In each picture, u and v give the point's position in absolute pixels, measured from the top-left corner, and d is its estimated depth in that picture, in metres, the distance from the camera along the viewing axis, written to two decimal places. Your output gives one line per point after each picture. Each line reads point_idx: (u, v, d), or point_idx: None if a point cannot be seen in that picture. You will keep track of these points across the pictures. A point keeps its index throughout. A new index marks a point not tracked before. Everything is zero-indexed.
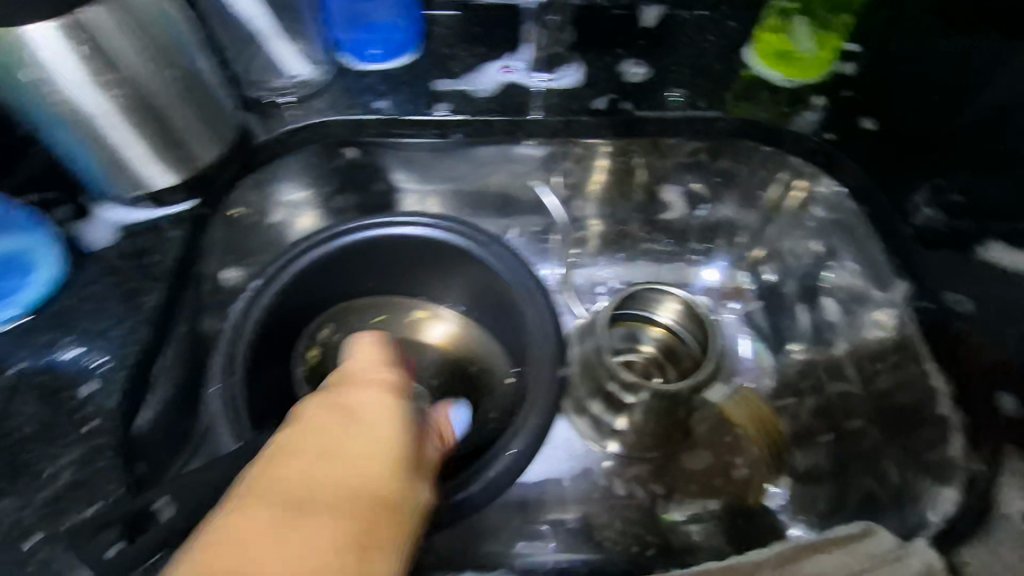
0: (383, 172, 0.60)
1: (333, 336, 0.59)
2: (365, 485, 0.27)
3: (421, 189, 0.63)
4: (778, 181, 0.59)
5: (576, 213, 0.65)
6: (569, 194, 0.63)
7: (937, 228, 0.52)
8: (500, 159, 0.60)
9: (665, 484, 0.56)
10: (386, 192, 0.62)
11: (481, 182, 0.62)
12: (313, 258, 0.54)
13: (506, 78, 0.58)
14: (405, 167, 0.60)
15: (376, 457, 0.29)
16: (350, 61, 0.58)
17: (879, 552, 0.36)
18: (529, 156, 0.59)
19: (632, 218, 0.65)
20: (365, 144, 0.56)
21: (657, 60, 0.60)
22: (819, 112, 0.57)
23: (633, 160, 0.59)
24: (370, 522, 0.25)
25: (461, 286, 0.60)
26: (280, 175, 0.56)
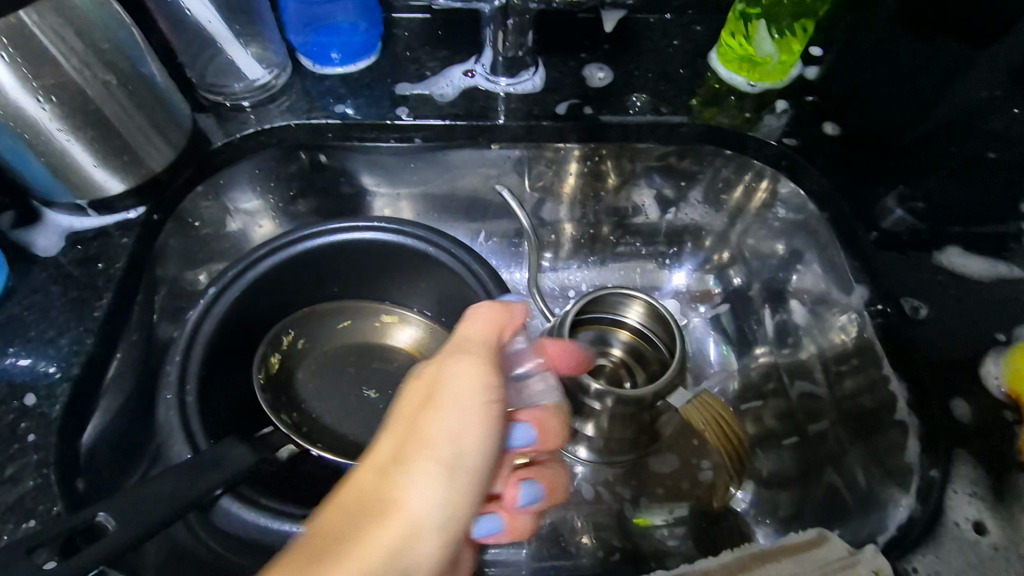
0: (348, 175, 0.59)
1: (295, 344, 0.59)
2: (416, 443, 0.31)
3: (388, 193, 0.62)
4: (742, 185, 0.59)
5: (545, 216, 0.64)
6: (537, 197, 0.63)
7: (899, 232, 0.52)
8: (472, 161, 0.59)
9: (632, 488, 0.56)
10: (354, 196, 0.62)
11: (449, 185, 0.62)
12: (271, 263, 0.54)
13: (469, 82, 0.58)
14: (371, 171, 0.60)
15: (439, 402, 0.33)
16: (311, 64, 0.57)
17: (832, 559, 0.37)
18: (499, 160, 0.59)
19: (601, 222, 0.65)
20: (331, 149, 0.56)
21: (621, 65, 0.60)
22: (782, 117, 0.58)
23: (602, 163, 0.59)
24: (410, 476, 0.29)
25: (427, 290, 0.60)
26: (239, 180, 0.55)
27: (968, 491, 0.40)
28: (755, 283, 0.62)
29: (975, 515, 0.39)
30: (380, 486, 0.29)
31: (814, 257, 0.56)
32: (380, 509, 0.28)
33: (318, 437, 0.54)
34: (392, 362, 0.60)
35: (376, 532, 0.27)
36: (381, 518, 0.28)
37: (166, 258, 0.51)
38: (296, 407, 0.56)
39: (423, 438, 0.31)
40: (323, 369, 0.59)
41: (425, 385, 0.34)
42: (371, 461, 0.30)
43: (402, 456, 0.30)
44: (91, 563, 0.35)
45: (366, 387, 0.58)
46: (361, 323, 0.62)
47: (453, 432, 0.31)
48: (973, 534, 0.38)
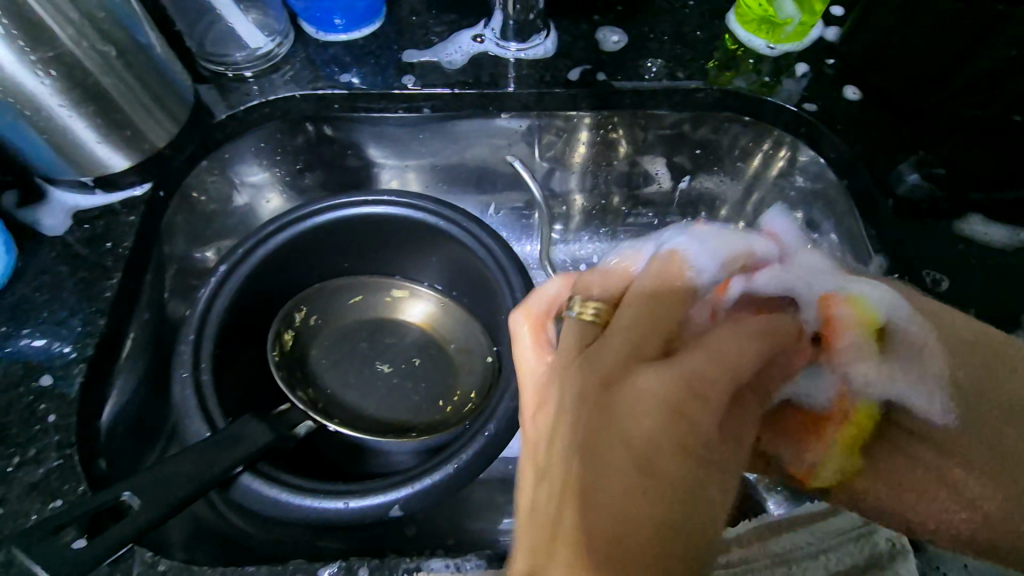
0: (355, 148, 0.58)
1: (308, 320, 0.59)
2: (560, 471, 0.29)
3: (395, 165, 0.61)
4: (760, 153, 0.57)
5: (555, 185, 0.64)
6: (547, 167, 0.62)
7: (918, 197, 0.50)
8: (476, 131, 0.58)
9: None
10: (361, 168, 0.60)
11: (458, 156, 0.61)
12: (280, 240, 0.53)
13: (477, 48, 0.56)
14: (377, 143, 0.58)
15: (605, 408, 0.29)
16: (314, 30, 0.56)
17: (846, 529, 0.40)
18: (509, 130, 0.58)
19: (611, 191, 0.64)
20: (332, 117, 0.54)
21: (635, 27, 0.57)
22: (802, 82, 0.55)
23: (614, 132, 0.57)
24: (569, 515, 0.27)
25: (439, 264, 0.60)
26: (242, 155, 0.54)
27: None
28: None
29: None
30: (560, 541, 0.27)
31: (830, 225, 0.55)
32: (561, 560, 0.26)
33: (334, 413, 0.54)
34: (406, 335, 0.62)
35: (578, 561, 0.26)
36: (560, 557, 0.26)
37: (178, 236, 0.51)
38: (311, 382, 0.56)
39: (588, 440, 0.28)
40: (336, 345, 0.60)
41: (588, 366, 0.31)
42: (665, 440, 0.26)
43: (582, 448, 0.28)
44: (119, 541, 0.35)
45: (379, 361, 0.59)
46: (372, 298, 0.63)
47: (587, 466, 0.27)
48: None
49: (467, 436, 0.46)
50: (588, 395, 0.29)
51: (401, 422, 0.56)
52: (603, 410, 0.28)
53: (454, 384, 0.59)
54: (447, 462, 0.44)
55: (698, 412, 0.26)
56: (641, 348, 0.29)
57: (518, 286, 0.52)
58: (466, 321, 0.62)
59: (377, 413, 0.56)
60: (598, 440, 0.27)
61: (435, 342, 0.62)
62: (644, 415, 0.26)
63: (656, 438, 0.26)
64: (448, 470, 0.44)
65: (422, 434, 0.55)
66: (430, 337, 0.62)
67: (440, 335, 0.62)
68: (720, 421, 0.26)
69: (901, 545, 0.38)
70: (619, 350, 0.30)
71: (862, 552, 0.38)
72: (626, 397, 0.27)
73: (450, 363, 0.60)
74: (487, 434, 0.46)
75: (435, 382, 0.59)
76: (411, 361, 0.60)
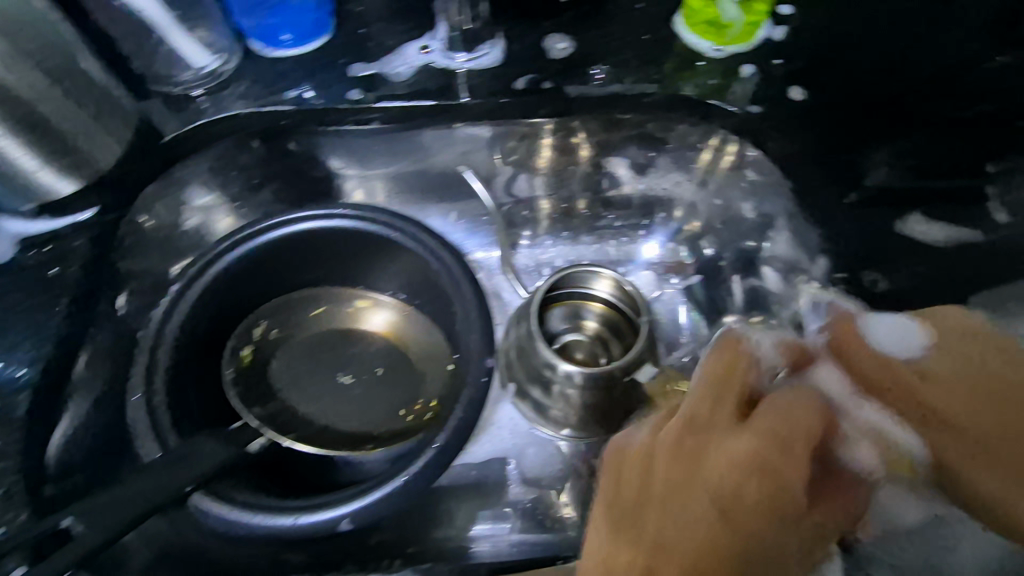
0: (315, 158, 0.57)
1: (269, 334, 0.60)
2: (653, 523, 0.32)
3: (360, 174, 0.61)
4: (708, 148, 0.57)
5: (517, 191, 0.64)
6: (511, 171, 0.62)
7: (885, 189, 0.50)
8: (440, 141, 0.58)
9: None
10: (324, 178, 0.60)
11: (419, 165, 0.61)
12: (234, 258, 0.54)
13: (423, 59, 0.56)
14: (336, 151, 0.58)
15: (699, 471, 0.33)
16: (261, 47, 0.56)
17: None
18: (471, 136, 0.58)
19: (577, 195, 0.64)
20: (292, 130, 0.54)
21: (583, 33, 0.57)
22: (749, 83, 0.55)
23: (574, 136, 0.57)
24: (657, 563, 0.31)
25: (399, 274, 0.60)
26: (192, 177, 0.54)
27: None
28: (725, 253, 0.62)
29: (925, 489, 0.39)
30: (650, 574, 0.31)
31: (784, 223, 0.55)
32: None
33: (293, 426, 0.55)
34: (370, 345, 0.62)
35: None
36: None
37: (133, 256, 0.52)
38: (271, 396, 0.56)
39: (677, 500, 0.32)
40: (298, 358, 0.60)
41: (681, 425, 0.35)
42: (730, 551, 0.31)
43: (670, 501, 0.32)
44: (63, 565, 0.37)
45: (340, 373, 0.60)
46: (335, 309, 0.63)
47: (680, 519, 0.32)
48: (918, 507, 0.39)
49: (418, 446, 0.47)
50: (677, 489, 0.33)
51: (363, 433, 0.57)
52: (683, 508, 0.32)
53: (418, 392, 0.60)
54: (397, 474, 0.45)
55: (779, 500, 0.31)
56: (721, 416, 0.34)
57: (471, 296, 0.53)
58: (428, 329, 0.63)
59: (338, 425, 0.57)
60: (670, 532, 0.32)
61: (399, 351, 0.62)
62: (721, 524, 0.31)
63: (727, 537, 0.31)
64: (399, 481, 0.45)
65: (377, 445, 0.56)
66: (393, 347, 0.62)
67: (404, 343, 0.62)
68: (788, 517, 0.31)
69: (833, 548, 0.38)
70: (689, 450, 0.34)
71: None
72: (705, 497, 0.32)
73: (414, 372, 0.61)
74: (436, 446, 0.47)
75: (399, 391, 0.60)
76: (374, 371, 0.61)
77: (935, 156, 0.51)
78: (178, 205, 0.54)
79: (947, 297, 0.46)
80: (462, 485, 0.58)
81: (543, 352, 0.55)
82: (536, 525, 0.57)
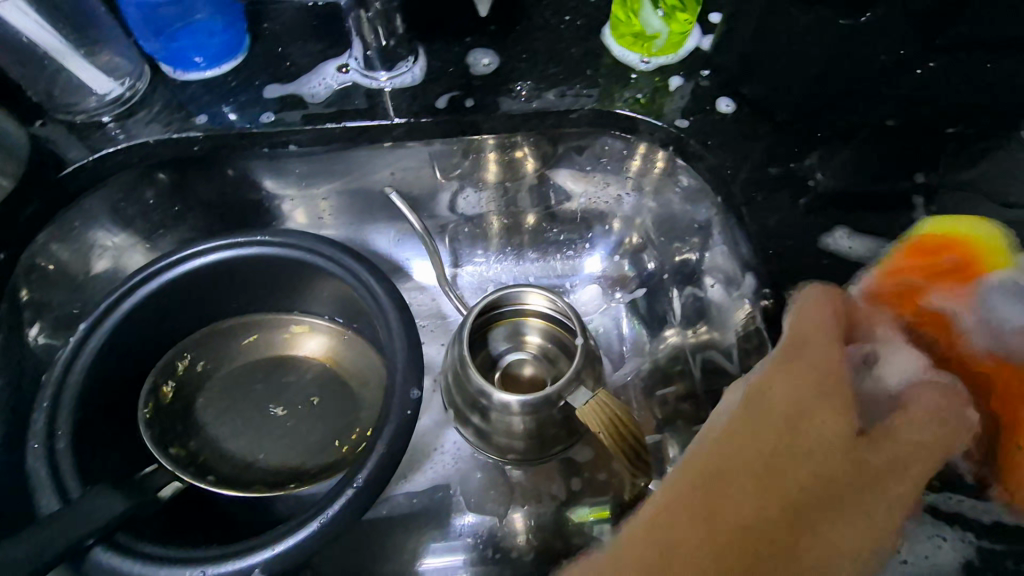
0: (250, 178, 0.58)
1: (194, 367, 0.58)
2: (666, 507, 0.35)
3: (302, 194, 0.62)
4: (638, 154, 0.57)
5: (463, 208, 0.65)
6: (456, 185, 0.62)
7: (832, 198, 0.50)
8: (372, 159, 0.59)
9: (577, 485, 0.58)
10: (259, 201, 0.61)
11: (363, 182, 0.61)
12: (147, 292, 0.51)
13: (343, 78, 0.54)
14: (273, 174, 0.59)
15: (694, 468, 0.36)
16: (172, 70, 0.54)
17: None
18: (416, 151, 0.58)
19: (526, 208, 0.65)
20: (228, 157, 0.55)
21: (508, 48, 0.56)
22: (675, 96, 0.54)
23: (518, 150, 0.59)
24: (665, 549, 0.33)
25: (329, 298, 0.58)
26: (98, 212, 0.54)
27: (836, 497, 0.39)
28: (666, 266, 0.61)
29: None
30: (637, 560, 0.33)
31: (719, 237, 0.53)
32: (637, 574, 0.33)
33: (215, 465, 0.54)
34: (305, 373, 0.60)
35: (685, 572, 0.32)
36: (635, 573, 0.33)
37: (42, 290, 0.52)
38: (194, 434, 0.55)
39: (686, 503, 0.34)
40: (227, 390, 0.58)
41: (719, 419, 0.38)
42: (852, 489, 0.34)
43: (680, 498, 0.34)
44: None
45: (272, 405, 0.58)
46: (265, 337, 0.61)
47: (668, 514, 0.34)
48: None
49: (336, 489, 0.45)
50: (765, 449, 0.35)
51: (294, 468, 0.54)
52: (788, 460, 0.34)
53: (354, 420, 0.57)
54: (312, 520, 0.43)
55: (773, 473, 0.34)
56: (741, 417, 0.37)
57: (395, 323, 0.51)
58: (365, 352, 0.60)
59: (267, 459, 0.55)
60: (732, 496, 0.34)
61: (334, 377, 0.60)
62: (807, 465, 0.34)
63: (760, 497, 0.34)
64: (313, 528, 0.43)
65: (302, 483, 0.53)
66: (328, 373, 0.60)
67: (338, 370, 0.60)
68: (813, 481, 0.34)
69: None
70: (815, 398, 0.36)
71: None
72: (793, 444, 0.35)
73: (350, 399, 0.58)
74: (356, 485, 0.44)
75: (333, 421, 0.57)
76: (309, 401, 0.58)
77: (875, 164, 0.51)
78: (90, 245, 0.54)
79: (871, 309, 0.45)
80: (408, 513, 0.57)
81: (476, 378, 0.54)
82: (486, 553, 0.55)
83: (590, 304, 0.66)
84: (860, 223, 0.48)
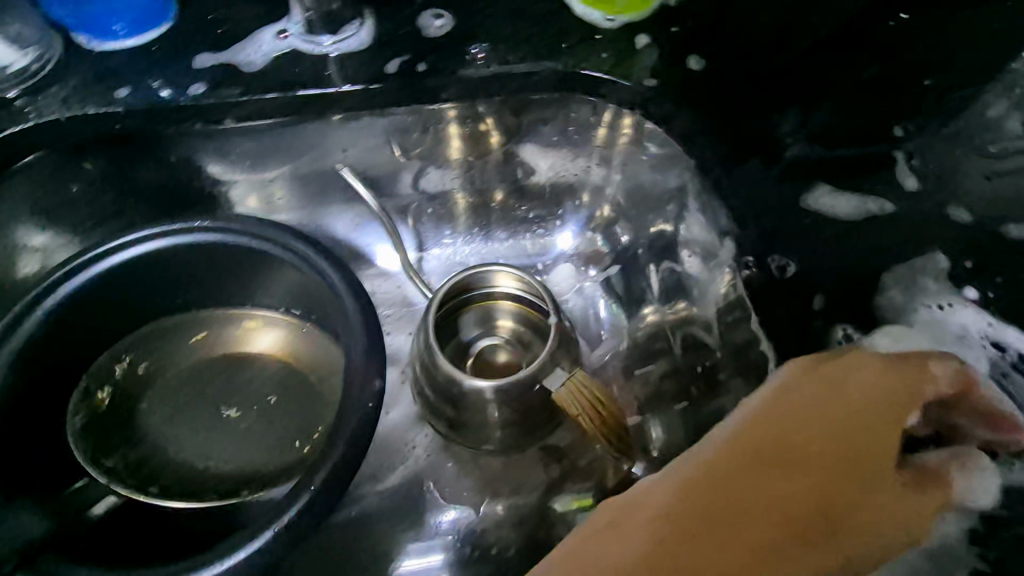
0: (188, 165, 0.53)
1: (135, 370, 0.52)
2: (648, 510, 0.33)
3: (253, 179, 0.56)
4: (604, 125, 0.53)
5: (429, 186, 0.60)
6: (417, 165, 0.58)
7: (797, 163, 0.48)
8: (322, 138, 0.54)
9: (560, 468, 0.53)
10: (198, 188, 0.55)
11: (316, 164, 0.56)
12: (72, 288, 0.46)
13: (282, 45, 0.51)
14: (212, 156, 0.53)
15: (697, 484, 0.33)
16: (88, 40, 0.49)
17: None
18: (371, 128, 0.54)
19: (494, 185, 0.60)
20: (158, 139, 0.50)
21: (462, 11, 0.53)
22: (645, 54, 0.51)
23: (483, 123, 0.54)
24: (614, 549, 0.32)
25: (279, 287, 0.53)
26: (17, 204, 0.48)
27: None
28: (642, 239, 0.58)
29: None
30: None
31: (696, 204, 0.50)
32: None
33: (162, 476, 0.49)
34: (260, 371, 0.55)
35: None
36: None
37: None
38: (137, 443, 0.50)
39: (683, 535, 0.31)
40: (171, 394, 0.53)
41: (761, 437, 0.34)
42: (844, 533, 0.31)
43: (687, 535, 0.32)
44: None
45: (224, 405, 0.52)
46: (215, 334, 0.55)
47: (637, 544, 0.32)
48: None
49: (295, 490, 0.41)
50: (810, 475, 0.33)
51: (249, 473, 0.49)
52: (826, 469, 0.33)
53: (314, 419, 0.52)
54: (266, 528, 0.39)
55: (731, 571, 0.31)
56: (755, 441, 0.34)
57: (351, 309, 0.47)
58: (323, 345, 0.55)
59: (217, 466, 0.50)
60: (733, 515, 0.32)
61: (291, 373, 0.54)
62: (847, 433, 0.33)
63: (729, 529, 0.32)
64: (268, 536, 0.39)
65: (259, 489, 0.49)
66: (284, 368, 0.54)
67: (295, 364, 0.55)
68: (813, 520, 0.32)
69: None
70: (864, 376, 0.35)
71: None
72: (805, 441, 0.34)
73: (308, 395, 0.53)
74: (316, 487, 0.41)
75: (290, 422, 0.52)
76: (266, 401, 0.53)
77: (846, 126, 0.49)
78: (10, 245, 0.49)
79: (851, 266, 0.43)
80: (382, 515, 0.53)
81: (444, 365, 0.50)
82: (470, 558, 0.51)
83: (563, 285, 0.61)
84: (833, 184, 0.47)
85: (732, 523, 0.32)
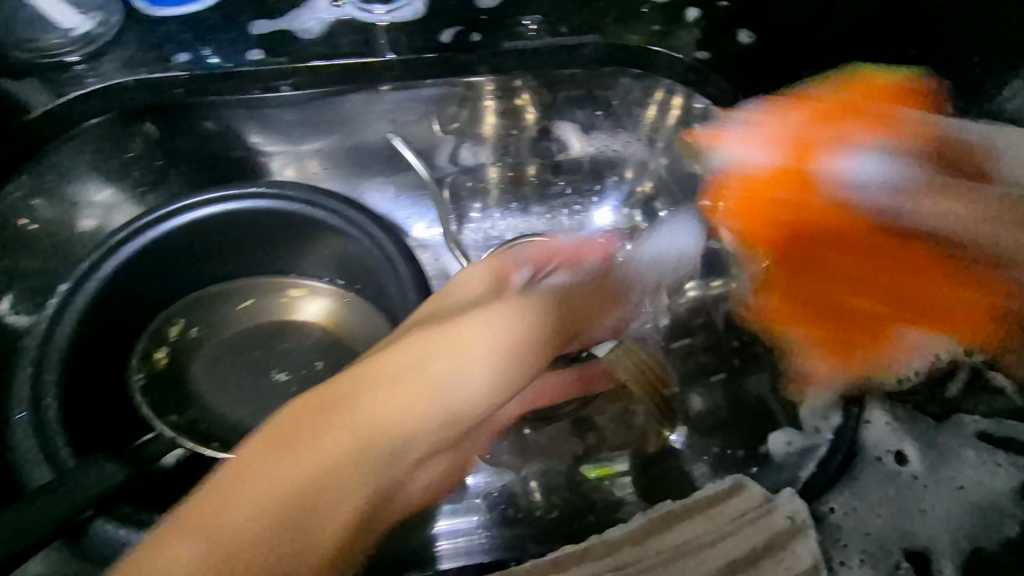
0: (235, 133, 0.53)
1: (187, 333, 0.54)
2: (390, 398, 0.32)
3: (288, 151, 0.57)
4: (654, 103, 0.55)
5: (466, 160, 0.60)
6: (453, 140, 0.59)
7: None
8: (370, 108, 0.55)
9: None
10: (246, 158, 0.56)
11: (357, 135, 0.57)
12: (134, 249, 0.47)
13: (336, 13, 0.51)
14: (258, 127, 0.54)
15: (336, 397, 0.33)
16: (143, 5, 0.50)
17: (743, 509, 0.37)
18: (413, 102, 0.55)
19: (528, 160, 0.60)
20: (207, 105, 0.50)
21: None
22: (694, 28, 0.53)
23: (519, 97, 0.55)
24: (332, 432, 0.31)
25: (327, 255, 0.54)
26: (78, 165, 0.49)
27: (885, 420, 0.39)
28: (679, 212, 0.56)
29: (896, 446, 0.38)
30: (309, 482, 0.29)
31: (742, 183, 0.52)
32: (305, 515, 0.29)
33: (215, 434, 0.50)
34: (304, 338, 0.55)
35: (308, 460, 0.30)
36: (348, 469, 0.30)
37: (21, 249, 0.48)
38: (191, 403, 0.51)
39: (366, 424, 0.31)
40: (221, 359, 0.54)
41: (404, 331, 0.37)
42: (245, 512, 0.28)
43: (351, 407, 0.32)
44: None
45: (273, 369, 0.54)
46: (262, 303, 0.57)
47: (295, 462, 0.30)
48: (893, 465, 0.38)
49: None
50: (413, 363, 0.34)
51: None
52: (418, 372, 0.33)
53: None
54: None
55: (341, 458, 0.30)
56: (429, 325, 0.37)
57: (406, 277, 0.48)
58: (367, 313, 0.55)
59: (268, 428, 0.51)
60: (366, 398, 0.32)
61: (337, 340, 0.55)
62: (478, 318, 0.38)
63: (389, 391, 0.33)
64: None
65: None
66: (330, 336, 0.55)
67: (339, 332, 0.56)
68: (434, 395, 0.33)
69: (799, 519, 0.36)
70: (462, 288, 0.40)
71: (760, 533, 0.36)
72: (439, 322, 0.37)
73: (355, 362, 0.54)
74: None
75: None
76: (312, 366, 0.54)
77: None
78: (68, 203, 0.50)
79: None
80: None
81: None
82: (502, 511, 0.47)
83: None
84: None
85: (373, 392, 0.32)
